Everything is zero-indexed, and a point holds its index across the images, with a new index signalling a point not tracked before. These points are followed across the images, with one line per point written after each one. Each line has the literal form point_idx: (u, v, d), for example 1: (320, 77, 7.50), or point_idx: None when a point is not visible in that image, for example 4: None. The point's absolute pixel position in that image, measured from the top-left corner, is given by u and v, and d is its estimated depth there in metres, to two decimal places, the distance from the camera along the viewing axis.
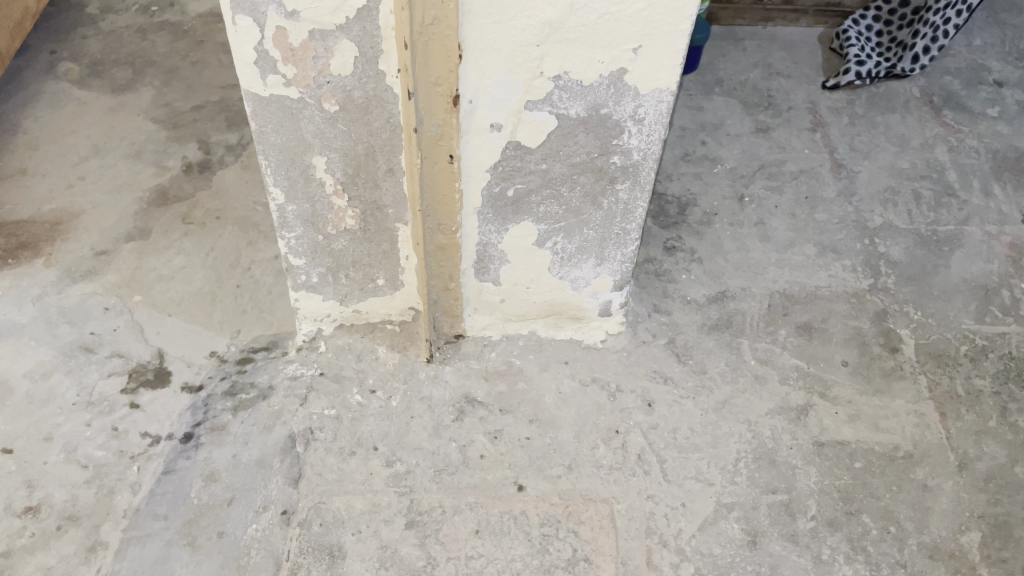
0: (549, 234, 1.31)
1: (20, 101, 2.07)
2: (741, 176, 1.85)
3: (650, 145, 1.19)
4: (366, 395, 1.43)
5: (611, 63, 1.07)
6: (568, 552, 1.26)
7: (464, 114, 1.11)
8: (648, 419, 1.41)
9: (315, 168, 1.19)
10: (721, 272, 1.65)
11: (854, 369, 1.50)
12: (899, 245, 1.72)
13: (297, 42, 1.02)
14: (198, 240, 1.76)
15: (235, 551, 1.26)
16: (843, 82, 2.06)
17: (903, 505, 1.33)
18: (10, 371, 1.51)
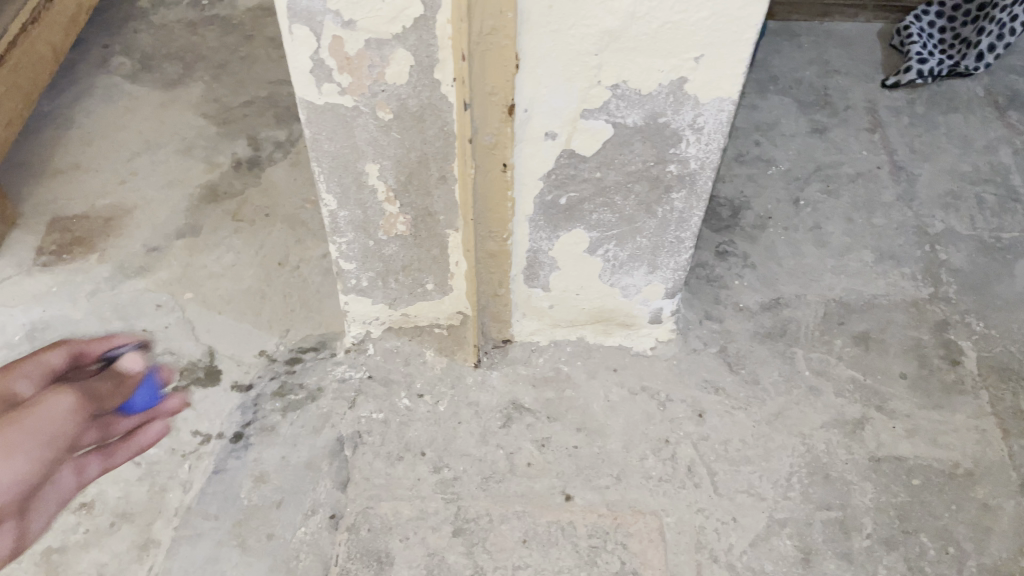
0: (600, 242, 1.29)
1: (73, 95, 2.10)
2: (797, 178, 1.80)
3: (708, 154, 1.15)
4: (413, 399, 1.43)
5: (671, 71, 1.04)
6: (617, 565, 1.25)
7: (518, 122, 1.09)
8: (699, 430, 1.39)
9: (368, 175, 1.18)
10: (775, 278, 1.61)
11: (912, 381, 1.46)
12: (960, 253, 1.67)
13: (353, 51, 1.01)
14: (248, 237, 1.77)
15: (285, 554, 1.27)
16: (904, 80, 1.99)
17: (962, 524, 1.29)
18: (66, 367, 1.54)
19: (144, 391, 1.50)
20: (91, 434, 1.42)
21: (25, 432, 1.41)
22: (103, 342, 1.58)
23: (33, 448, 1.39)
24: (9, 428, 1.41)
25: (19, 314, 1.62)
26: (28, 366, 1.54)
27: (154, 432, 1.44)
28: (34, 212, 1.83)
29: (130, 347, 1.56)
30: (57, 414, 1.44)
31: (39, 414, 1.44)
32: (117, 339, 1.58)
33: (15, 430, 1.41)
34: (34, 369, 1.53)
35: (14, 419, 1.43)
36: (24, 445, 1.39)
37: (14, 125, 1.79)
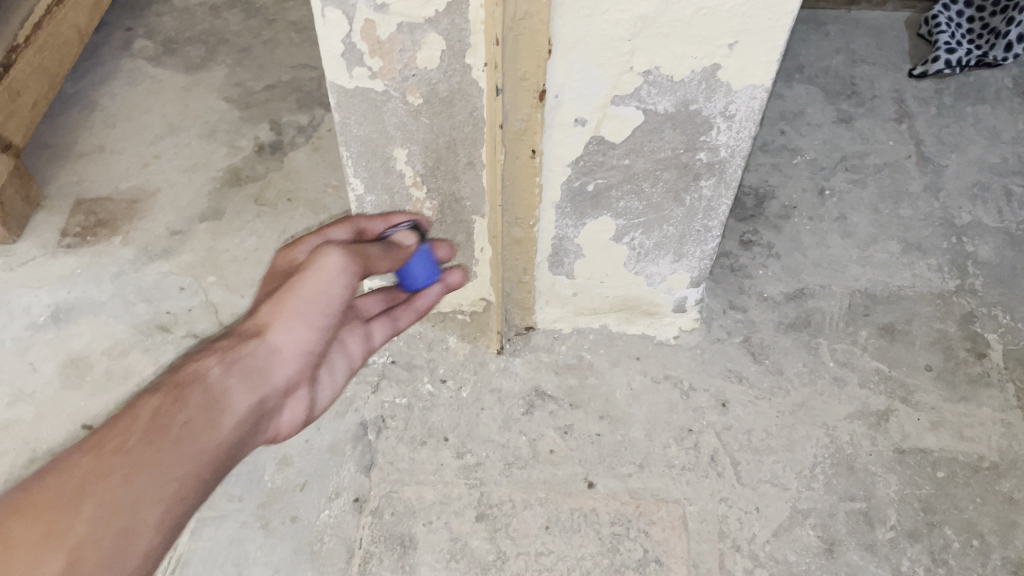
0: (627, 229, 1.29)
1: (97, 78, 2.11)
2: (822, 168, 1.79)
3: (739, 142, 1.14)
4: (436, 384, 1.43)
5: (704, 58, 1.03)
6: (639, 552, 1.25)
7: (549, 109, 1.08)
8: (722, 420, 1.39)
9: (396, 160, 1.18)
10: (800, 268, 1.60)
11: (938, 373, 1.45)
12: (987, 245, 1.65)
13: (385, 35, 1.00)
14: (271, 221, 1.77)
15: (309, 536, 1.27)
16: (932, 70, 1.97)
17: (987, 517, 1.28)
18: (90, 348, 1.55)
19: (421, 265, 1.21)
20: (375, 302, 1.28)
21: (313, 302, 1.08)
22: (380, 222, 1.23)
23: (321, 317, 1.09)
24: (291, 295, 1.08)
25: (44, 295, 1.64)
26: (53, 346, 1.55)
27: (451, 284, 1.28)
28: (58, 193, 1.84)
29: (409, 226, 1.22)
30: (335, 276, 1.07)
31: (320, 275, 1.07)
32: (395, 217, 1.24)
33: (303, 291, 1.07)
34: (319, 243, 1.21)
35: (291, 282, 1.09)
36: (317, 310, 1.08)
37: (39, 107, 1.80)
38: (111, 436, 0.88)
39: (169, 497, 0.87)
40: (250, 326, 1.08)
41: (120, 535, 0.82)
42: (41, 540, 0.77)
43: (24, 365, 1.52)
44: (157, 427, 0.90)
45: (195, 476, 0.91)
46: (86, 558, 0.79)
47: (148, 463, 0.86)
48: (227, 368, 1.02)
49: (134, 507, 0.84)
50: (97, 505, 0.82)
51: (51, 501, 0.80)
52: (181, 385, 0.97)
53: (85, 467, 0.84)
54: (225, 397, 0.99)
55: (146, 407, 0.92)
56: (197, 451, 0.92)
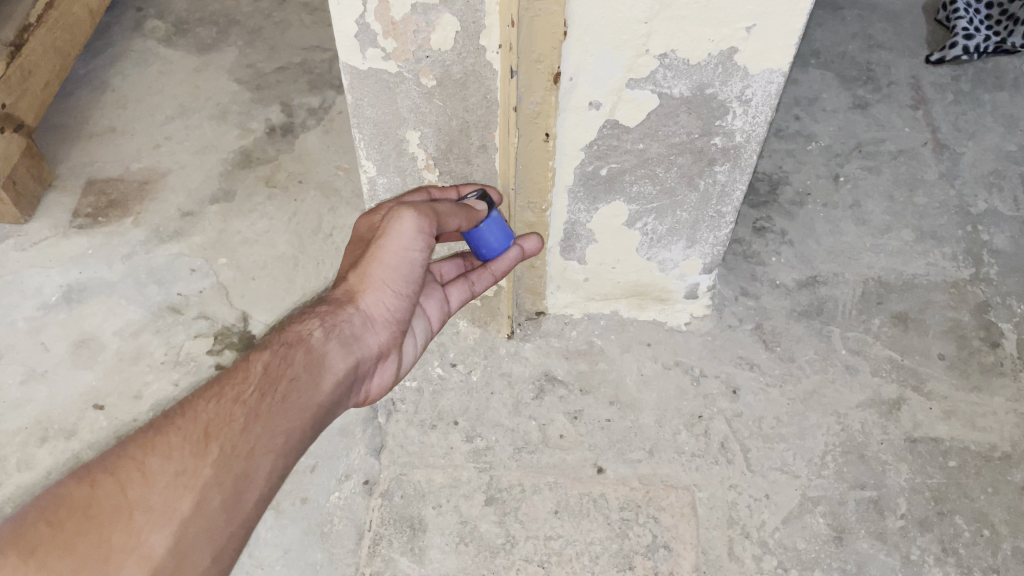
0: (640, 214, 1.28)
1: (108, 58, 2.10)
2: (837, 154, 1.78)
3: (755, 127, 1.13)
4: (447, 368, 1.43)
5: (721, 42, 1.01)
6: (648, 538, 1.25)
7: (563, 91, 1.07)
8: (733, 407, 1.38)
9: (408, 142, 1.17)
10: (813, 256, 1.59)
11: (951, 362, 1.44)
12: (1003, 234, 1.64)
13: (399, 16, 0.99)
14: (281, 204, 1.77)
15: (319, 518, 1.28)
16: (949, 56, 1.95)
17: (998, 507, 1.28)
18: (102, 328, 1.55)
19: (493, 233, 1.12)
20: (452, 267, 1.26)
21: (396, 272, 1.02)
22: (450, 190, 1.19)
23: (407, 285, 1.04)
24: (372, 264, 1.02)
25: (56, 275, 1.64)
26: (65, 326, 1.56)
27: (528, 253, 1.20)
28: (70, 173, 1.84)
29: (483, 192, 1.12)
30: (411, 243, 1.01)
31: (398, 243, 1.01)
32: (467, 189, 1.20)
33: (383, 259, 1.02)
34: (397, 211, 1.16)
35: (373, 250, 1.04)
36: (402, 282, 1.03)
37: (51, 87, 1.80)
38: (231, 388, 0.88)
39: (284, 447, 0.87)
40: (342, 290, 1.03)
41: (240, 480, 0.82)
42: (176, 481, 0.78)
43: (37, 345, 1.53)
44: (268, 382, 0.89)
45: (304, 431, 0.90)
46: (216, 499, 0.79)
47: (263, 416, 0.86)
48: (325, 333, 0.98)
49: (253, 454, 0.84)
50: (223, 451, 0.82)
51: (180, 445, 0.80)
52: (288, 344, 0.95)
53: (210, 413, 0.84)
54: (323, 360, 0.96)
55: (258, 362, 0.92)
56: (305, 404, 0.91)
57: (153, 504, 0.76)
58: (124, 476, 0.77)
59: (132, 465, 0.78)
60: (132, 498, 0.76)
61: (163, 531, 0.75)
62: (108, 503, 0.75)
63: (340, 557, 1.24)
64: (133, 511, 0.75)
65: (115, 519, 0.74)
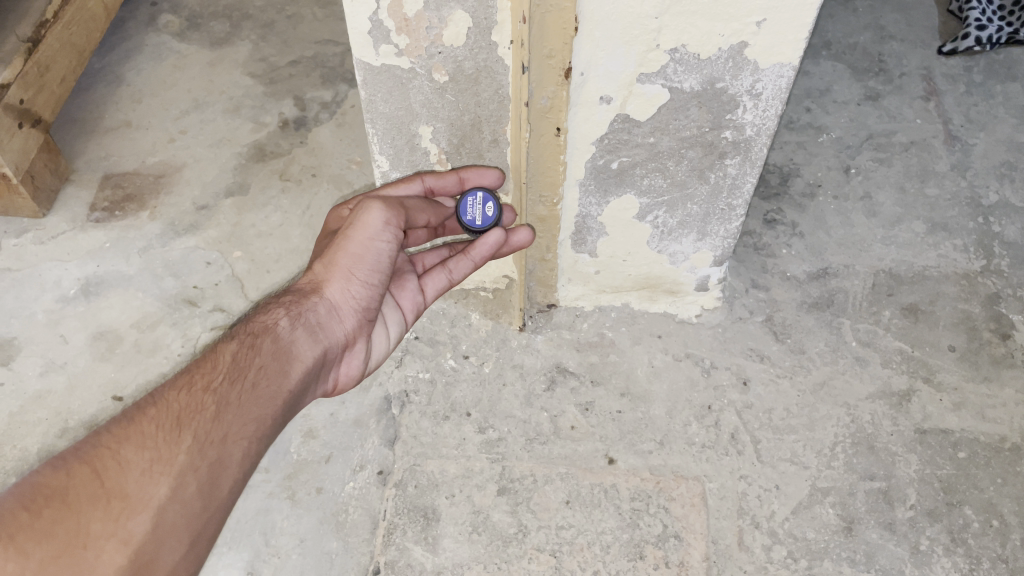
0: (650, 208, 1.29)
1: (122, 53, 2.13)
2: (848, 146, 1.78)
3: (765, 121, 1.13)
4: (459, 359, 1.45)
5: (731, 36, 1.01)
6: (658, 528, 1.26)
7: (574, 86, 1.08)
8: (743, 398, 1.39)
9: (421, 136, 1.18)
10: (823, 247, 1.60)
11: (961, 354, 1.45)
12: (1015, 226, 1.64)
13: (411, 12, 0.99)
14: (295, 197, 1.79)
15: (335, 507, 1.30)
16: (961, 47, 1.95)
17: (1008, 498, 1.29)
18: (120, 321, 1.58)
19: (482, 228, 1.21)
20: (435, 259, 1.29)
21: (363, 261, 1.05)
22: (451, 177, 1.19)
23: (374, 275, 1.06)
24: (339, 255, 1.05)
25: (74, 268, 1.66)
26: (84, 319, 1.58)
27: (516, 244, 1.21)
28: (86, 168, 1.86)
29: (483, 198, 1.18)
30: (378, 233, 1.06)
31: (366, 233, 1.06)
32: (468, 174, 1.19)
33: (349, 249, 1.05)
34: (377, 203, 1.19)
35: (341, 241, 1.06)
36: (368, 271, 1.05)
37: (67, 82, 1.81)
38: (201, 378, 0.91)
39: (255, 434, 0.90)
40: (307, 282, 1.06)
41: (214, 466, 0.85)
42: (152, 468, 0.81)
43: (56, 337, 1.55)
44: (237, 371, 0.92)
45: (275, 420, 0.93)
46: (191, 487, 0.82)
47: (234, 404, 0.89)
48: (291, 321, 1.00)
49: (226, 441, 0.87)
50: (196, 437, 0.85)
51: (152, 433, 0.83)
52: (255, 333, 0.97)
53: (182, 402, 0.87)
54: (291, 349, 0.98)
55: (226, 352, 0.95)
56: (275, 393, 0.94)
57: (129, 492, 0.78)
58: (98, 465, 0.80)
59: (107, 455, 0.81)
60: (110, 485, 0.78)
61: (141, 517, 0.78)
62: (84, 490, 0.78)
63: (355, 546, 1.26)
64: (109, 498, 0.78)
65: (92, 506, 0.77)
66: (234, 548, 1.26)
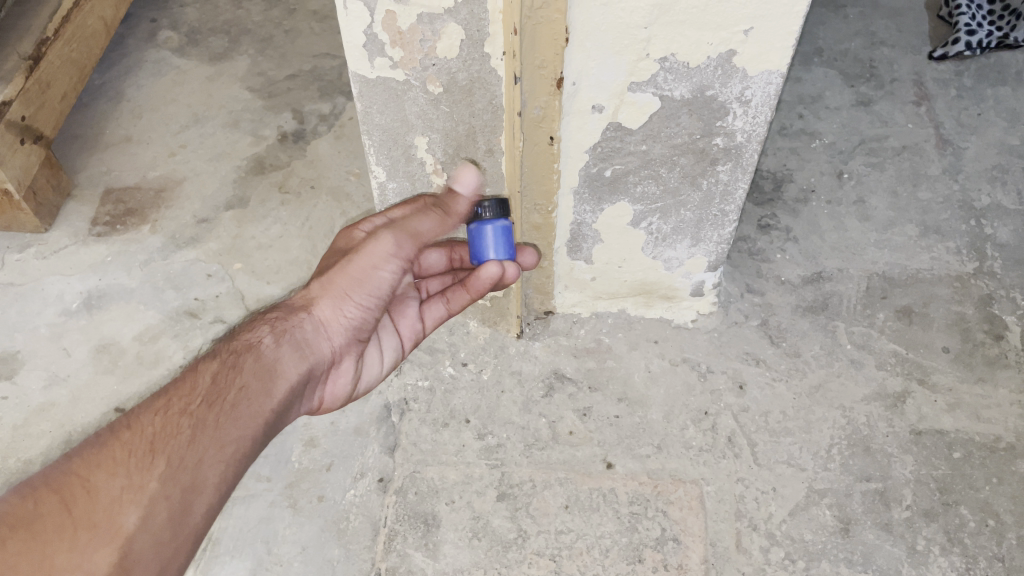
0: (644, 214, 1.30)
1: (122, 69, 2.15)
2: (840, 151, 1.80)
3: (755, 127, 1.15)
4: (458, 367, 1.46)
5: (720, 45, 1.03)
6: (657, 531, 1.27)
7: (566, 96, 1.10)
8: (739, 402, 1.40)
9: (417, 147, 1.20)
10: (817, 251, 1.62)
11: (955, 355, 1.46)
12: (1007, 227, 1.65)
13: (405, 26, 1.01)
14: (294, 209, 1.81)
15: (336, 515, 1.31)
16: (952, 52, 1.97)
17: (1003, 497, 1.30)
18: (122, 333, 1.59)
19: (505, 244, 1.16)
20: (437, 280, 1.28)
21: (362, 286, 1.06)
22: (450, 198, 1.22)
23: (369, 299, 1.07)
24: (337, 275, 1.07)
25: (76, 282, 1.68)
26: (86, 332, 1.60)
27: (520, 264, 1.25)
28: (88, 183, 1.88)
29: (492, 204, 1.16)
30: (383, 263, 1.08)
31: (369, 260, 1.07)
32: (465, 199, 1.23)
33: (350, 274, 1.06)
34: (385, 224, 1.17)
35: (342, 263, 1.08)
36: (365, 296, 1.07)
37: (68, 99, 1.84)
38: (178, 401, 0.91)
39: (232, 456, 0.91)
40: (300, 297, 1.08)
41: (188, 492, 0.86)
42: (123, 496, 0.81)
43: (59, 350, 1.57)
44: (216, 393, 0.93)
45: (254, 441, 0.94)
46: (162, 514, 0.83)
47: (211, 427, 0.90)
48: (275, 338, 1.01)
49: (201, 465, 0.88)
50: (170, 462, 0.86)
51: (125, 460, 0.84)
52: (237, 351, 0.98)
53: (156, 427, 0.88)
54: (275, 366, 0.99)
55: (205, 372, 0.95)
56: (254, 413, 0.94)
57: (97, 521, 0.79)
58: (68, 494, 0.81)
59: (77, 483, 0.82)
60: (78, 515, 0.79)
61: (108, 547, 0.78)
62: (53, 519, 0.79)
63: (356, 553, 1.27)
64: (78, 528, 0.79)
65: (59, 537, 0.77)
66: (236, 558, 1.27)
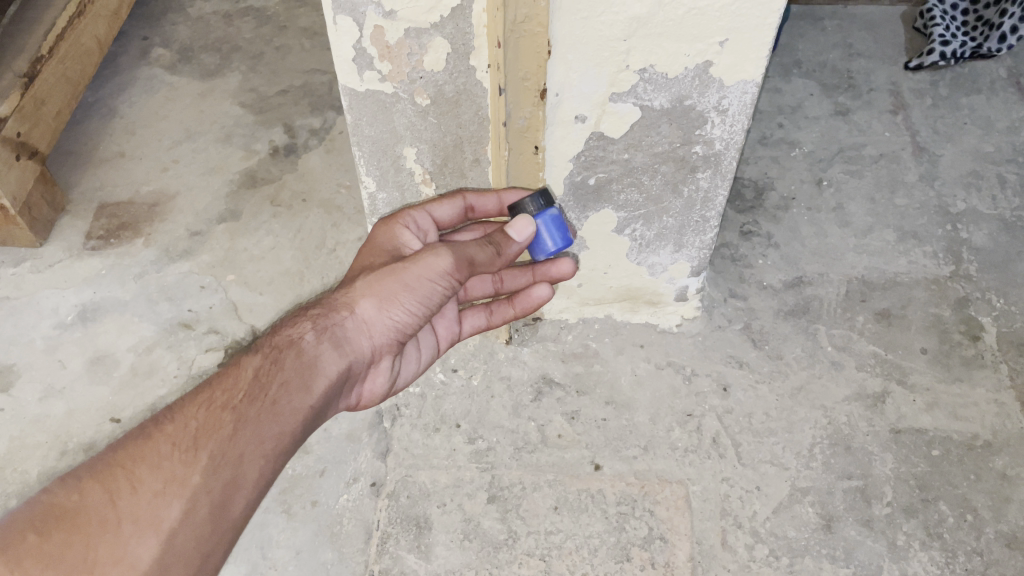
0: (628, 221, 1.34)
1: (115, 86, 2.18)
2: (820, 160, 1.84)
3: (733, 135, 1.19)
4: (448, 373, 1.49)
5: (696, 56, 1.07)
6: (645, 530, 1.30)
7: (550, 107, 1.13)
8: (723, 403, 1.44)
9: (405, 158, 1.24)
10: (798, 257, 1.66)
11: (933, 356, 1.50)
12: (982, 232, 1.70)
13: (393, 40, 1.05)
14: (286, 222, 1.84)
15: (329, 520, 1.34)
16: (927, 62, 2.02)
17: (980, 493, 1.33)
18: (117, 345, 1.62)
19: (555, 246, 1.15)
20: (480, 284, 1.29)
21: (410, 292, 1.02)
22: (490, 196, 1.20)
23: (418, 305, 1.03)
24: (387, 278, 1.03)
25: (70, 295, 1.71)
26: (81, 344, 1.62)
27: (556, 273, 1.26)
28: (82, 198, 1.91)
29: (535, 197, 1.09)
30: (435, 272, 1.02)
31: (424, 270, 1.02)
32: (507, 195, 1.19)
33: (399, 276, 1.02)
34: (425, 221, 1.20)
35: (394, 265, 1.04)
36: (413, 301, 1.02)
37: (63, 115, 1.87)
38: (221, 394, 0.90)
39: (271, 452, 0.90)
40: (343, 293, 1.04)
41: (229, 487, 0.85)
42: (165, 491, 0.80)
43: (55, 363, 1.59)
44: (259, 388, 0.91)
45: (294, 437, 0.93)
46: (202, 509, 0.82)
47: (251, 423, 0.89)
48: (317, 336, 0.99)
49: (241, 461, 0.87)
50: (212, 457, 0.85)
51: (169, 453, 0.83)
52: (279, 348, 0.96)
53: (200, 419, 0.87)
54: (315, 365, 0.97)
55: (248, 366, 0.94)
56: (295, 409, 0.93)
57: (140, 515, 0.79)
58: (111, 485, 0.80)
59: (121, 473, 0.81)
60: (121, 509, 0.79)
61: (150, 542, 0.78)
62: (96, 512, 0.78)
63: (350, 556, 1.29)
64: (121, 522, 0.78)
65: (103, 529, 0.77)
66: (232, 563, 1.30)
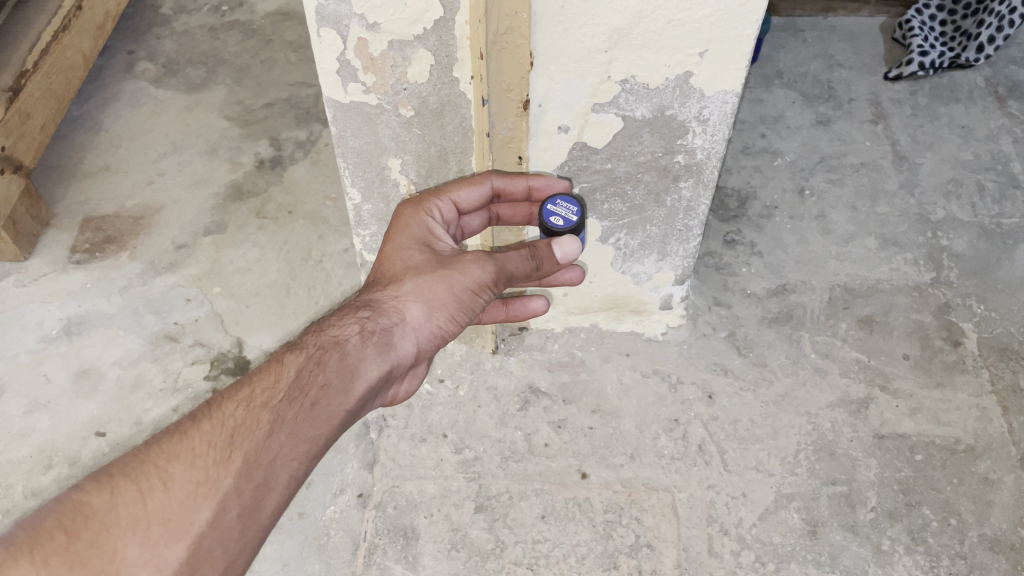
0: (612, 230, 1.35)
1: (100, 100, 2.18)
2: (802, 169, 1.86)
3: (714, 145, 1.21)
4: (435, 384, 1.49)
5: (677, 67, 1.09)
6: (632, 538, 1.31)
7: (533, 117, 1.14)
8: (709, 411, 1.45)
9: (390, 169, 1.24)
10: (782, 265, 1.67)
11: (915, 362, 1.51)
12: (962, 238, 1.72)
13: (377, 52, 1.06)
14: (272, 233, 1.84)
15: (316, 531, 1.33)
16: (906, 72, 2.05)
17: (963, 497, 1.34)
18: (102, 359, 1.61)
19: None
20: None
21: (457, 302, 1.05)
22: (519, 181, 1.18)
23: (460, 313, 1.06)
24: (437, 284, 1.05)
25: (55, 309, 1.70)
26: (66, 358, 1.61)
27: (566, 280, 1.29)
28: (67, 212, 1.90)
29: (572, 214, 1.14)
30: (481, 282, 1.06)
31: (472, 283, 1.06)
32: (537, 182, 1.19)
33: (450, 284, 1.05)
34: (449, 209, 1.16)
35: (441, 271, 1.06)
36: (458, 311, 1.06)
37: (47, 129, 1.87)
38: (260, 394, 0.88)
39: (307, 455, 0.87)
40: (388, 296, 1.04)
41: (260, 489, 0.83)
42: (196, 491, 0.79)
43: (40, 377, 1.59)
44: (299, 389, 0.90)
45: (330, 440, 0.91)
46: (233, 511, 0.80)
47: (288, 424, 0.87)
48: (362, 339, 0.98)
49: (275, 463, 0.85)
50: (246, 459, 0.83)
51: (204, 453, 0.82)
52: (323, 347, 0.94)
53: (237, 419, 0.85)
54: (357, 367, 0.95)
55: (291, 365, 0.92)
56: (333, 413, 0.91)
57: (170, 516, 0.77)
58: (142, 484, 0.79)
59: (152, 473, 0.80)
60: (150, 509, 0.77)
61: (178, 544, 0.76)
62: (126, 511, 0.77)
63: (337, 567, 1.29)
64: (151, 522, 0.77)
65: (130, 529, 0.76)
66: None
